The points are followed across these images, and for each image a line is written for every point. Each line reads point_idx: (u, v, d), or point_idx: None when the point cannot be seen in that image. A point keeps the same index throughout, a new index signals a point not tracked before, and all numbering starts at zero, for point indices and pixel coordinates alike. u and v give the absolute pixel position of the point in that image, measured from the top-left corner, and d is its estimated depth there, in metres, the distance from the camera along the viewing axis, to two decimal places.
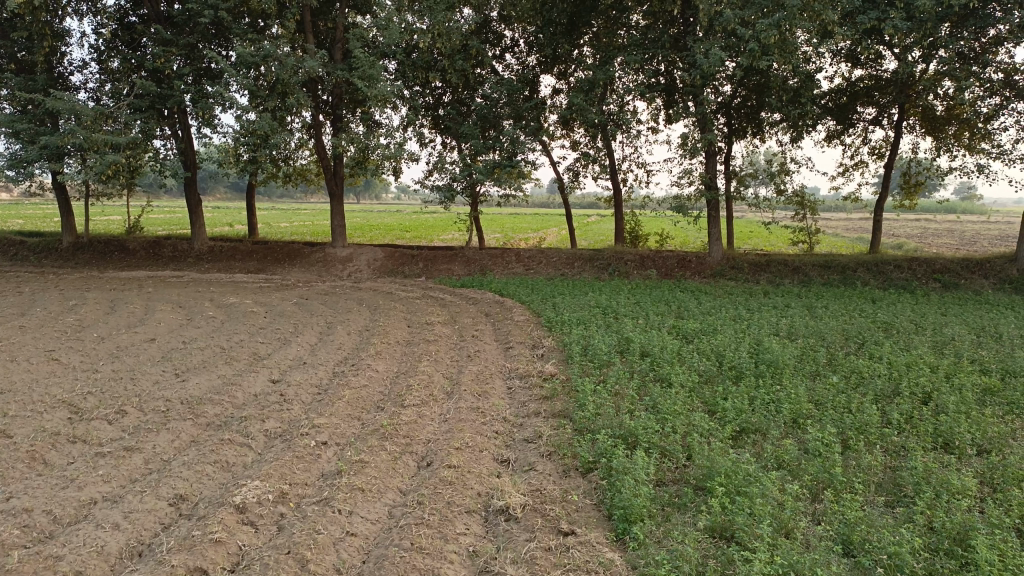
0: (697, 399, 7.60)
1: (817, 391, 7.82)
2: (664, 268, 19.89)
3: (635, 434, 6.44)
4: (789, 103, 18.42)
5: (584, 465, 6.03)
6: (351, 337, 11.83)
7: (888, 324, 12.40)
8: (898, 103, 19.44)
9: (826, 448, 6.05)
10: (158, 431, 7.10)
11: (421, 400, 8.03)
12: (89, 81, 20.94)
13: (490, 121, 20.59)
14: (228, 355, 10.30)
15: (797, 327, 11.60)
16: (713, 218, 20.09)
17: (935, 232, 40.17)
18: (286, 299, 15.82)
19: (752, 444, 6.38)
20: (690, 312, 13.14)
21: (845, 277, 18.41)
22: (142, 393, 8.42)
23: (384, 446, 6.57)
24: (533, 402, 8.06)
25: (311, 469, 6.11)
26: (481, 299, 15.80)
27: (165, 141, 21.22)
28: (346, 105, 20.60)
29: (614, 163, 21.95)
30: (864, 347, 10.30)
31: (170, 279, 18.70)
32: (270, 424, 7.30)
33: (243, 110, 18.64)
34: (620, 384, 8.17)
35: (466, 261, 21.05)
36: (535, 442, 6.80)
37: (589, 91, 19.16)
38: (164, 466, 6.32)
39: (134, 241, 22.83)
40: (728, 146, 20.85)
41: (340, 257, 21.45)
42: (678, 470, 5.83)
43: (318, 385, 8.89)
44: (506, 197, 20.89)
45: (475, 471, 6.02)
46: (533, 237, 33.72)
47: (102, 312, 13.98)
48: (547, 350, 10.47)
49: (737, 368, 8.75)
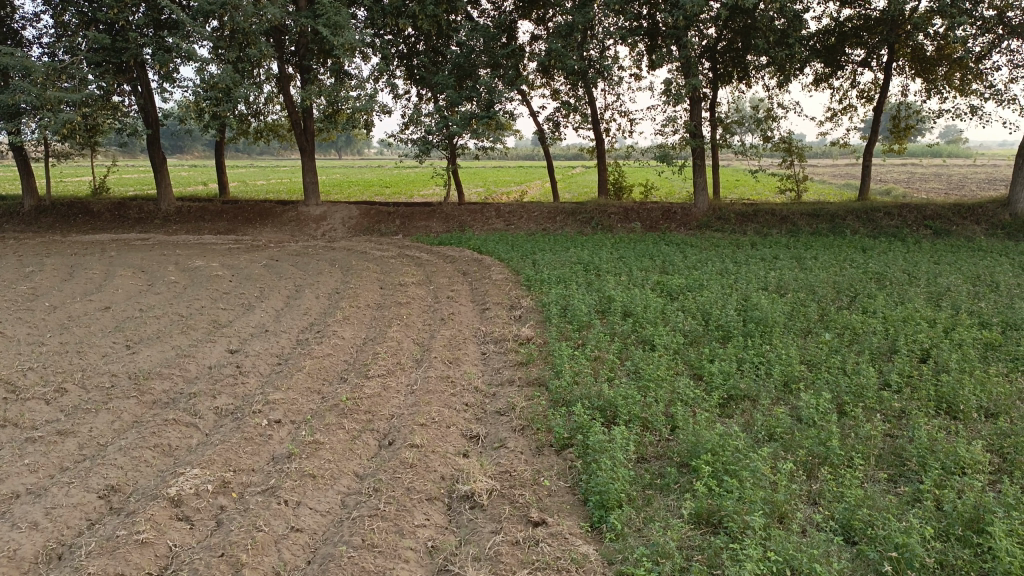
0: (681, 363, 7.11)
1: (809, 351, 7.33)
2: (649, 221, 19.31)
3: (615, 405, 5.93)
4: (776, 46, 17.63)
5: (559, 442, 5.52)
6: (319, 301, 11.23)
7: (880, 274, 11.93)
8: (887, 44, 18.76)
9: (821, 417, 5.57)
10: (97, 411, 6.53)
11: (386, 369, 7.50)
12: (42, 36, 19.73)
13: (466, 70, 19.68)
14: (185, 324, 9.68)
15: (786, 280, 11.10)
16: (699, 167, 19.42)
17: (922, 178, 39.65)
18: (255, 261, 15.16)
19: (740, 414, 5.88)
20: (675, 267, 12.59)
21: (834, 226, 17.90)
22: (86, 368, 7.80)
23: (342, 424, 6.03)
24: (507, 369, 7.56)
25: (260, 452, 5.57)
26: (459, 257, 15.19)
27: (125, 98, 20.18)
28: (314, 55, 19.63)
29: (596, 112, 21.14)
30: (856, 300, 9.84)
31: (134, 242, 17.95)
32: (221, 401, 6.74)
33: (204, 62, 17.63)
34: (599, 348, 7.65)
35: (444, 217, 20.37)
36: (508, 415, 6.28)
37: (568, 36, 18.35)
38: (100, 452, 5.76)
39: (98, 202, 21.92)
40: (713, 93, 20.09)
41: (313, 215, 20.71)
42: (663, 445, 5.35)
43: (278, 355, 8.31)
44: (485, 150, 20.10)
45: (440, 451, 5.51)
46: (515, 191, 33.02)
47: (58, 279, 13.26)
48: (525, 311, 9.92)
49: (724, 326, 8.25)
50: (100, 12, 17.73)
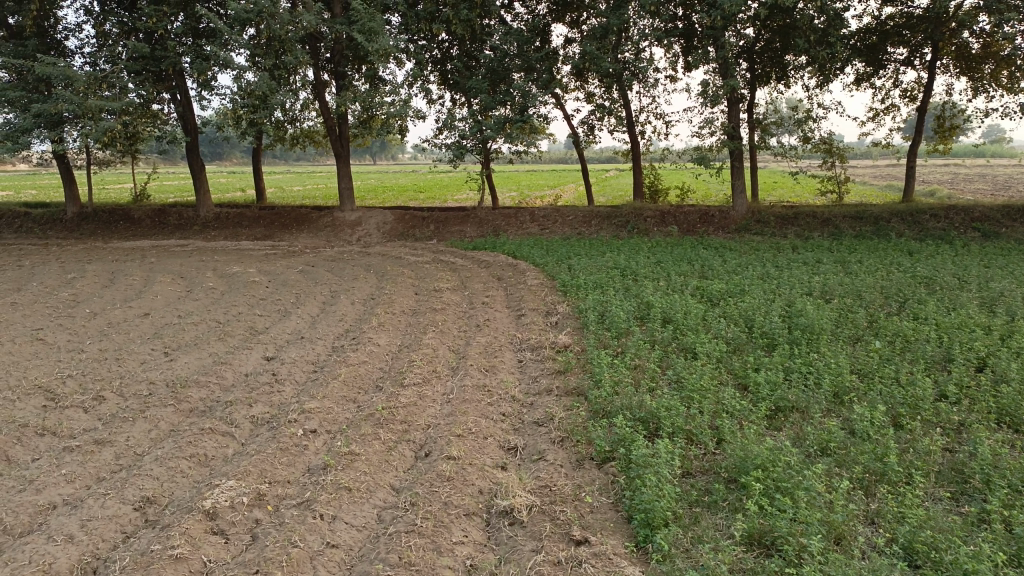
0: (725, 372, 6.88)
1: (858, 360, 7.06)
2: (686, 224, 19.01)
3: (658, 416, 5.73)
4: (816, 45, 17.24)
5: (601, 455, 5.34)
6: (355, 307, 11.18)
7: (929, 279, 11.52)
8: (931, 42, 18.24)
9: (876, 431, 5.31)
10: (134, 419, 6.51)
11: (422, 378, 7.38)
12: (84, 46, 20.08)
13: (499, 74, 19.59)
14: (222, 331, 9.69)
15: (831, 285, 10.77)
16: (737, 170, 19.07)
17: (967, 178, 38.59)
18: (291, 267, 15.21)
19: (789, 426, 5.65)
20: (715, 272, 12.31)
21: (878, 229, 17.42)
22: (125, 376, 7.82)
23: (378, 434, 5.92)
24: (545, 377, 7.39)
25: (296, 463, 5.49)
26: (494, 262, 15.07)
27: (165, 106, 20.46)
28: (349, 61, 19.72)
29: (631, 115, 20.89)
30: (906, 306, 9.49)
31: (173, 248, 18.16)
32: (256, 410, 6.68)
33: (241, 69, 17.78)
34: (639, 356, 7.46)
35: (478, 221, 20.28)
36: (547, 426, 6.12)
37: (603, 38, 18.17)
38: (136, 461, 5.73)
39: (139, 209, 22.25)
40: (751, 93, 19.72)
41: (348, 221, 20.77)
42: (709, 459, 5.14)
43: (314, 363, 8.25)
44: (519, 154, 19.98)
45: (478, 464, 5.37)
46: (549, 195, 32.83)
47: (99, 286, 13.42)
48: (561, 318, 9.75)
49: (768, 334, 7.99)
50: (139, 22, 17.98)
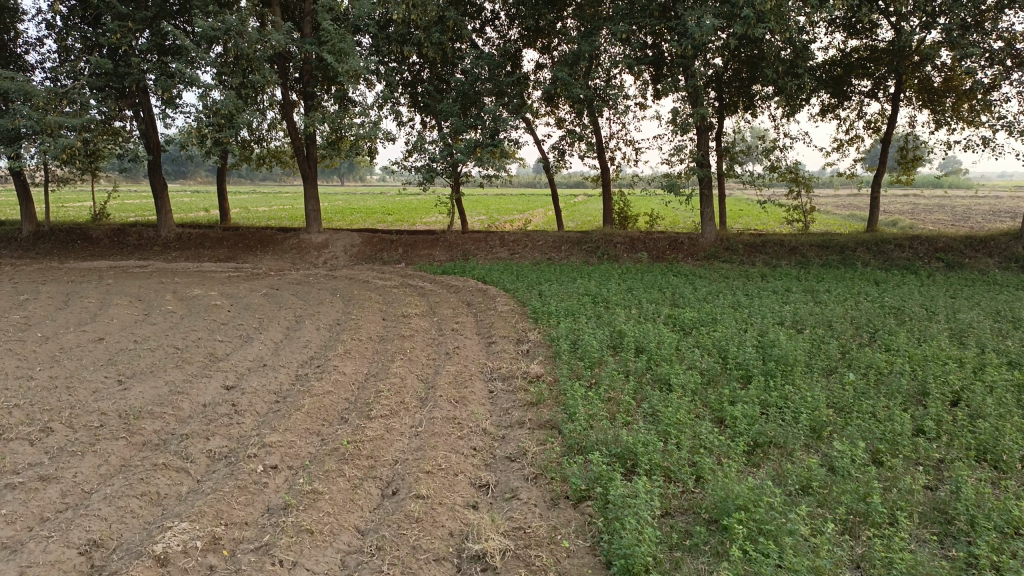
0: (701, 406, 6.75)
1: (834, 393, 6.98)
2: (656, 251, 19.02)
3: (635, 452, 5.55)
4: (784, 76, 17.46)
5: (576, 494, 5.14)
6: (320, 333, 10.88)
7: (898, 309, 11.58)
8: (894, 75, 18.60)
9: (857, 469, 5.21)
10: (83, 453, 6.14)
11: (390, 410, 7.12)
12: (45, 61, 19.58)
13: (470, 98, 19.52)
14: (180, 358, 9.30)
15: (803, 315, 10.75)
16: (706, 197, 19.17)
17: (926, 209, 39.49)
18: (255, 290, 14.83)
19: (768, 464, 5.51)
20: (686, 300, 12.25)
21: (844, 257, 17.60)
22: (75, 406, 7.42)
23: (343, 471, 5.64)
24: (517, 409, 7.18)
25: (255, 502, 5.19)
26: (463, 287, 14.85)
27: (127, 123, 19.97)
28: (318, 82, 19.50)
29: (601, 141, 20.93)
30: (877, 337, 9.49)
31: (133, 269, 17.66)
32: (214, 444, 6.36)
33: (206, 88, 17.45)
34: (613, 388, 7.29)
35: (448, 245, 20.06)
36: (519, 461, 5.91)
37: (574, 65, 18.21)
38: (83, 500, 5.37)
39: (97, 228, 21.63)
40: (719, 122, 19.91)
41: (315, 243, 20.41)
42: (688, 498, 4.98)
43: (277, 392, 7.94)
44: (489, 178, 19.86)
45: (449, 503, 5.13)
46: (519, 219, 32.77)
47: (53, 308, 12.91)
48: (533, 346, 9.57)
49: (742, 365, 7.89)
50: (102, 38, 17.57)
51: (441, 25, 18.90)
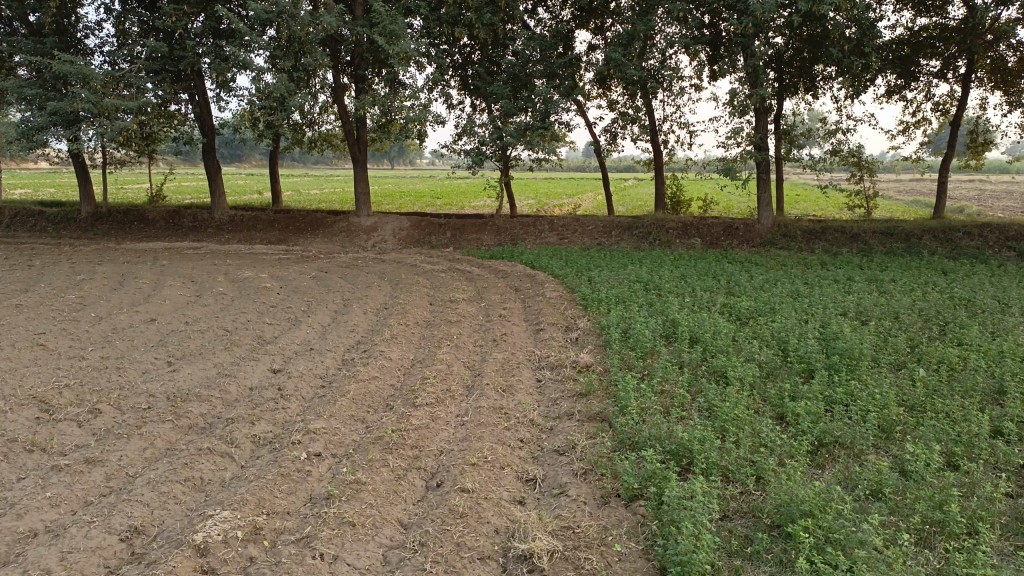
0: (760, 401, 6.44)
1: (903, 391, 6.59)
2: (710, 237, 18.51)
3: (691, 449, 5.28)
4: (849, 55, 16.72)
5: (628, 493, 4.90)
6: (367, 317, 10.80)
7: (968, 301, 10.97)
8: (965, 54, 17.67)
9: (932, 474, 4.86)
10: (129, 436, 6.13)
11: (436, 398, 6.95)
12: (104, 45, 19.89)
13: (521, 80, 19.23)
14: (229, 340, 9.31)
15: (867, 306, 10.25)
16: (763, 182, 18.55)
17: (995, 195, 37.85)
18: (304, 273, 14.86)
19: (834, 465, 5.20)
20: (742, 288, 11.82)
21: (909, 245, 16.86)
22: (124, 387, 7.45)
23: (386, 461, 5.50)
24: (566, 400, 6.95)
25: (297, 492, 5.08)
26: (512, 272, 14.62)
27: (181, 106, 20.20)
28: (369, 64, 19.42)
29: (654, 123, 20.41)
30: (948, 330, 8.98)
31: (187, 250, 17.92)
32: (258, 428, 6.28)
33: (259, 71, 17.50)
34: (667, 380, 7.00)
35: (496, 229, 19.86)
36: (568, 455, 5.69)
37: (628, 45, 17.75)
38: (127, 484, 5.34)
39: (154, 210, 22.03)
40: (778, 104, 19.21)
41: (364, 226, 20.43)
42: (749, 501, 4.70)
43: (323, 377, 7.86)
44: (539, 161, 19.55)
45: (494, 498, 4.94)
46: (568, 203, 32.39)
47: (108, 289, 13.11)
48: (582, 334, 9.32)
49: (803, 358, 7.52)
50: (157, 21, 17.72)
51: (493, 5, 18.61)
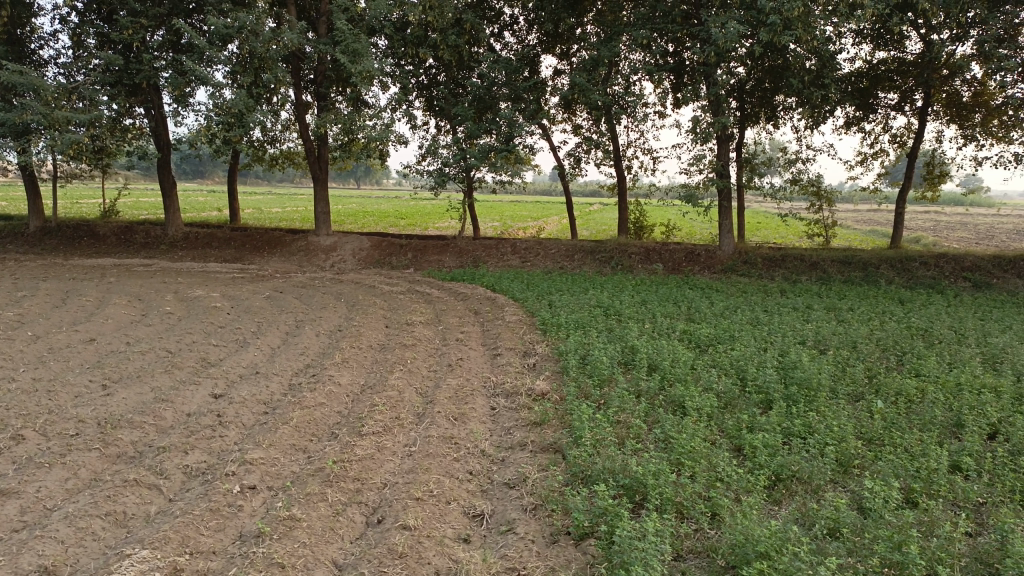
0: (717, 432, 6.28)
1: (862, 424, 6.49)
2: (671, 263, 18.51)
3: (645, 483, 5.07)
4: (809, 86, 16.95)
5: (578, 531, 4.66)
6: (319, 340, 10.45)
7: (924, 331, 11.01)
8: (922, 88, 18.02)
9: (891, 513, 4.71)
10: (50, 466, 5.72)
11: (384, 426, 6.66)
12: (59, 56, 19.34)
13: (486, 103, 19.13)
14: (171, 362, 8.90)
15: (826, 335, 10.21)
16: (724, 209, 18.63)
17: (949, 226, 38.76)
18: (257, 293, 14.44)
19: (791, 502, 5.04)
20: (702, 315, 11.74)
21: (867, 274, 17.02)
22: (52, 411, 7.02)
23: (326, 494, 5.19)
24: (519, 429, 6.71)
25: (226, 529, 4.75)
26: (472, 295, 14.38)
27: (136, 120, 19.71)
28: (332, 82, 19.16)
29: (618, 148, 20.43)
30: (906, 361, 8.95)
31: (137, 267, 17.36)
32: (192, 458, 5.93)
33: (217, 86, 17.12)
34: (623, 409, 6.79)
35: (458, 251, 19.63)
36: (518, 489, 5.44)
37: (592, 70, 17.78)
38: (43, 519, 4.95)
39: (105, 225, 21.37)
40: (740, 132, 19.37)
41: (324, 246, 20.05)
42: (705, 540, 4.50)
43: (267, 403, 7.51)
44: (503, 184, 19.42)
45: (436, 536, 4.67)
46: (532, 226, 32.34)
47: (49, 306, 12.56)
48: (539, 360, 9.10)
49: (762, 388, 7.39)
50: (113, 33, 17.25)
51: (458, 27, 18.52)
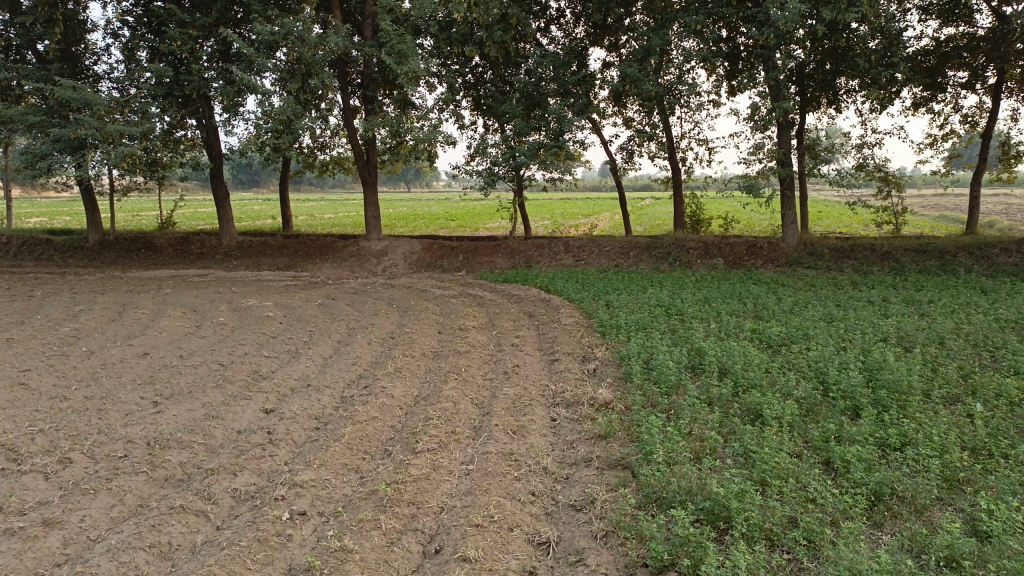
0: (802, 444, 5.73)
1: (965, 431, 5.84)
2: (732, 257, 17.78)
3: (728, 506, 4.58)
4: (875, 66, 16.00)
5: (656, 564, 4.18)
6: (371, 348, 10.17)
7: (1016, 323, 10.16)
8: (995, 64, 16.89)
9: (1019, 539, 4.11)
10: (97, 492, 5.49)
11: (440, 442, 6.29)
12: (112, 71, 19.53)
13: (534, 99, 18.68)
14: (222, 376, 8.70)
15: (908, 330, 9.46)
16: (787, 199, 17.81)
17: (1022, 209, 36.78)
18: (309, 300, 14.28)
19: (896, 526, 4.48)
20: (770, 311, 11.09)
21: (944, 263, 16.03)
22: (101, 432, 6.84)
23: (379, 521, 4.83)
24: (583, 443, 6.27)
25: (274, 563, 4.43)
26: (525, 297, 13.96)
27: (188, 131, 19.86)
28: (378, 85, 18.94)
29: (672, 140, 19.77)
30: (1002, 357, 8.18)
31: (192, 278, 17.45)
32: (240, 481, 5.64)
33: (266, 94, 17.03)
34: (695, 420, 6.28)
35: (510, 252, 19.24)
36: (586, 512, 4.99)
37: (644, 60, 17.17)
38: (85, 551, 4.71)
39: (161, 237, 21.63)
40: (800, 118, 18.50)
41: (375, 251, 19.90)
42: (803, 574, 3.99)
43: (318, 417, 7.22)
44: (553, 182, 18.95)
45: (499, 570, 4.26)
46: (584, 224, 31.76)
47: (105, 320, 12.58)
48: (600, 365, 8.63)
49: (846, 393, 6.77)
50: (163, 45, 17.27)
51: (504, 22, 18.08)
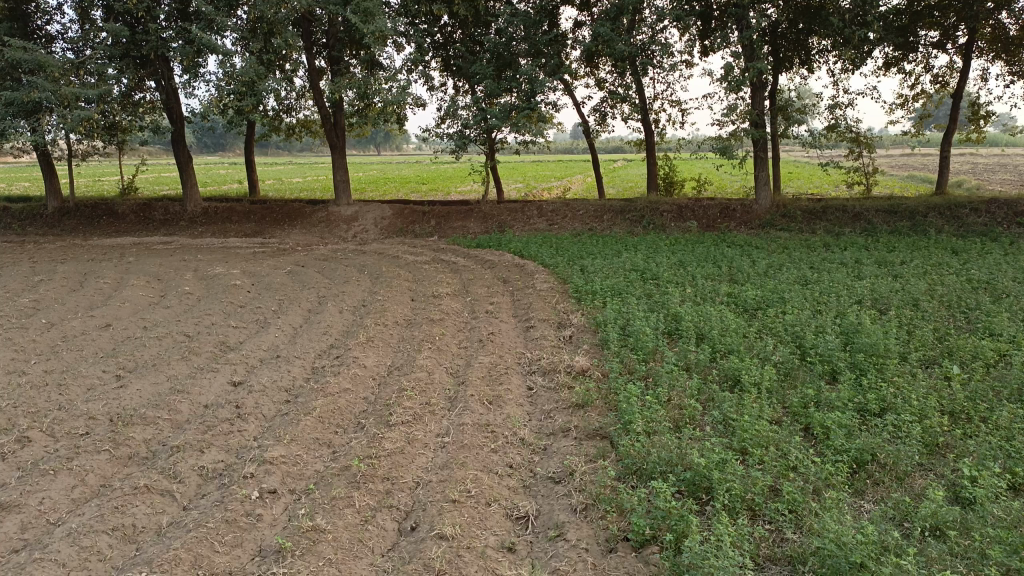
0: (782, 411, 5.67)
1: (943, 395, 5.83)
2: (706, 219, 17.71)
3: (709, 477, 4.51)
4: (849, 25, 15.83)
5: (638, 538, 4.10)
6: (343, 317, 9.95)
7: (987, 284, 10.20)
8: (965, 23, 16.82)
9: (1000, 506, 4.08)
10: (56, 473, 5.27)
11: (414, 414, 6.14)
12: (65, 31, 18.68)
13: (505, 60, 18.29)
14: (188, 348, 8.43)
15: (883, 292, 9.45)
16: (760, 160, 17.72)
17: (989, 167, 37.28)
18: (278, 268, 13.96)
19: (878, 494, 4.44)
20: (745, 275, 11.03)
21: (915, 224, 16.10)
22: (61, 408, 6.58)
23: (352, 498, 4.70)
24: (561, 412, 6.16)
25: (243, 544, 4.28)
26: (499, 262, 13.78)
27: (147, 94, 19.14)
28: (344, 45, 18.37)
29: (645, 102, 19.52)
30: (975, 318, 8.20)
31: (156, 246, 16.97)
32: (208, 458, 5.45)
33: (227, 54, 16.43)
34: (673, 387, 6.20)
35: (482, 216, 18.98)
36: (565, 485, 4.89)
37: (617, 18, 16.81)
38: (45, 536, 4.51)
39: (123, 203, 20.98)
40: (774, 78, 18.32)
41: (345, 216, 19.51)
42: (786, 545, 3.94)
43: (289, 390, 7.02)
44: (526, 144, 18.65)
45: (477, 548, 4.15)
46: (557, 187, 31.56)
47: (66, 290, 12.17)
48: (576, 332, 8.51)
49: (824, 358, 6.74)
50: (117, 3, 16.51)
51: None
